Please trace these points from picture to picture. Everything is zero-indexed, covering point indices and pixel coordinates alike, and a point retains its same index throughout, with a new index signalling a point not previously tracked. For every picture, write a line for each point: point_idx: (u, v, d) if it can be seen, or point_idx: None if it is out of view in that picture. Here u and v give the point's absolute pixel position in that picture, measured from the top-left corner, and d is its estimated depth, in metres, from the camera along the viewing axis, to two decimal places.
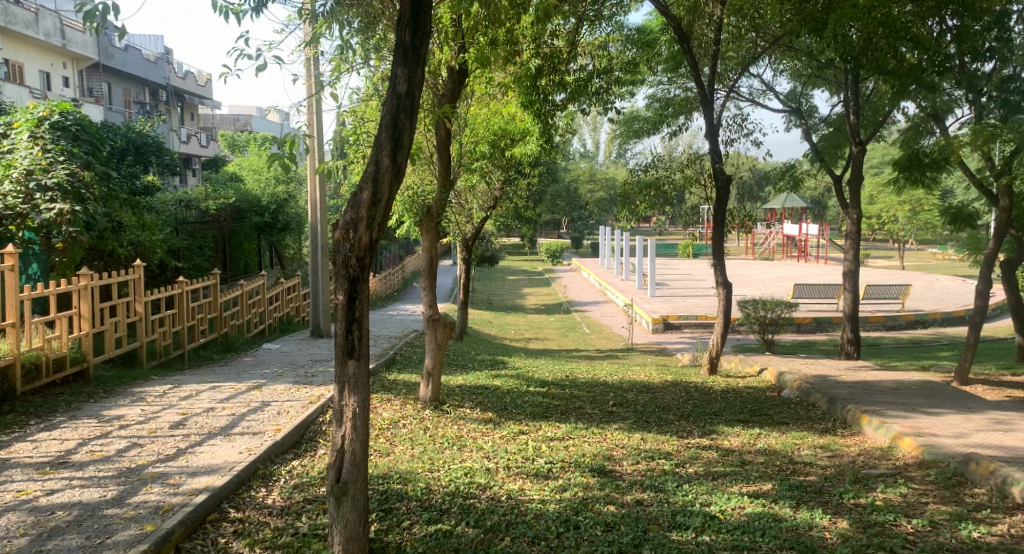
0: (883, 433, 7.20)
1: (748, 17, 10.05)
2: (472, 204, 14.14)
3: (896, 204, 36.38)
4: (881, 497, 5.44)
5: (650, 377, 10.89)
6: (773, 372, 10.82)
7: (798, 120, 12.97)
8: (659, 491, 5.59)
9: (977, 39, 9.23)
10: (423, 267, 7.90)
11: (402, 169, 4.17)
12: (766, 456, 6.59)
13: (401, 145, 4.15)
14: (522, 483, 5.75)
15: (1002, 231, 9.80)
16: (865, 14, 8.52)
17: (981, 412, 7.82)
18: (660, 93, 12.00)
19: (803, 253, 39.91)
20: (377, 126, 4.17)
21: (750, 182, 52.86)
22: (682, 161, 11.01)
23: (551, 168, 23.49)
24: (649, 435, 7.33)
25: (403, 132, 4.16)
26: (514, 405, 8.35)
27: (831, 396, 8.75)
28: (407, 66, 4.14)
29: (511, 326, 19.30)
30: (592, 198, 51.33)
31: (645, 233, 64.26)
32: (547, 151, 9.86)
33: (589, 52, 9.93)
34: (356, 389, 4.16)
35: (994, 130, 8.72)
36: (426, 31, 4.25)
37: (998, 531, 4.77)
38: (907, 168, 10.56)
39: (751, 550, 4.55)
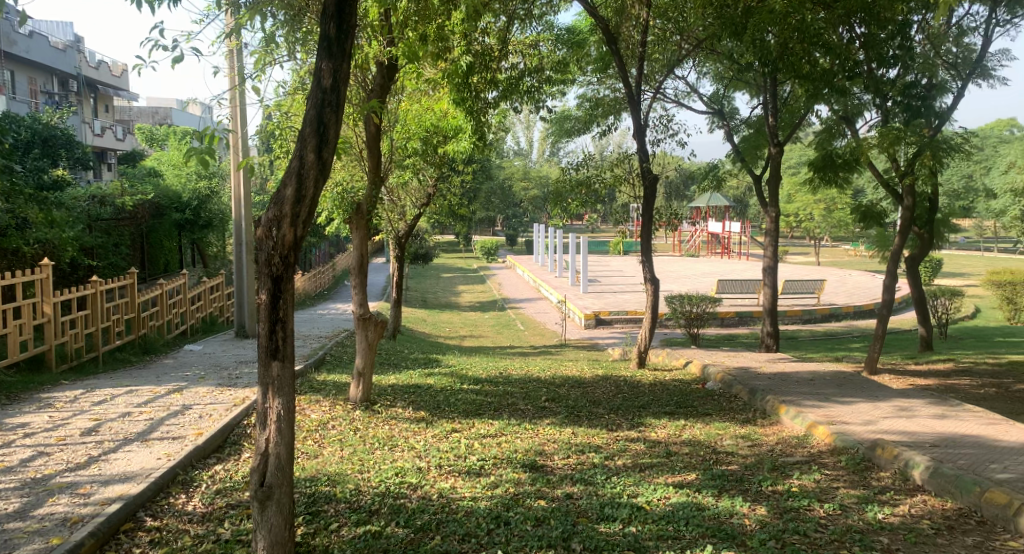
0: (799, 422, 7.55)
1: (672, 20, 10.49)
2: (404, 202, 14.07)
3: (811, 203, 37.99)
4: (797, 484, 5.72)
5: (581, 373, 11.10)
6: (698, 364, 11.18)
7: (720, 121, 13.44)
8: (589, 484, 5.75)
9: (884, 47, 9.61)
10: (352, 266, 7.84)
11: (326, 165, 4.18)
12: (690, 447, 6.83)
13: (327, 140, 4.16)
14: (454, 480, 5.83)
15: (906, 228, 10.39)
16: (781, 20, 8.85)
17: (887, 400, 8.30)
18: (589, 93, 12.19)
19: (727, 250, 41.22)
20: (301, 121, 4.16)
21: (676, 181, 54.27)
22: (612, 160, 11.26)
23: (484, 166, 23.62)
24: (579, 429, 7.49)
25: (328, 127, 4.16)
26: (447, 403, 8.39)
27: (752, 387, 9.11)
28: (332, 60, 4.14)
29: (444, 324, 19.34)
30: (525, 194, 51.81)
31: (576, 231, 65.19)
32: (480, 149, 9.95)
33: (519, 50, 9.88)
34: (281, 391, 4.14)
35: (898, 133, 9.23)
36: (351, 24, 4.26)
37: (901, 512, 5.09)
38: (822, 168, 11.06)
39: (675, 539, 4.74)
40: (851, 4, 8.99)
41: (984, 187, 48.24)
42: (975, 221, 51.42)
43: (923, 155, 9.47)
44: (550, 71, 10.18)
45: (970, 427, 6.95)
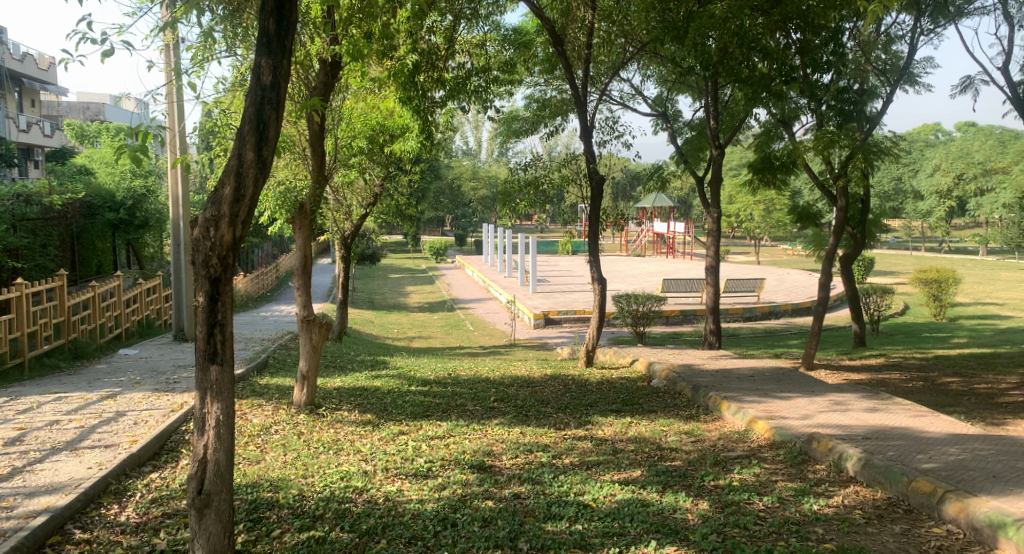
0: (741, 417, 7.74)
1: (617, 24, 10.60)
2: (349, 202, 13.91)
3: (751, 203, 38.95)
4: (738, 478, 5.87)
5: (529, 372, 11.16)
6: (644, 362, 11.36)
7: (664, 124, 13.69)
8: (536, 483, 5.79)
9: (818, 52, 9.91)
10: (296, 267, 7.72)
11: (267, 163, 4.13)
12: (635, 444, 6.95)
13: (267, 138, 4.11)
14: (400, 483, 5.82)
15: (840, 229, 10.74)
16: (720, 24, 9.03)
17: (823, 395, 8.58)
18: (537, 94, 12.24)
19: (672, 250, 41.94)
20: (240, 118, 4.10)
21: (622, 182, 54.95)
22: (560, 160, 11.28)
23: (432, 165, 23.53)
24: (527, 429, 7.54)
25: (269, 125, 4.11)
26: (394, 405, 8.35)
27: (695, 384, 9.30)
28: (272, 56, 4.09)
29: (393, 325, 19.21)
30: (474, 194, 51.77)
31: (525, 232, 65.46)
32: (427, 148, 9.92)
33: (466, 50, 9.89)
34: (220, 396, 4.08)
35: (832, 137, 9.53)
36: (292, 20, 4.21)
37: (835, 503, 5.27)
38: (761, 170, 11.34)
39: (620, 535, 4.82)
40: (786, 10, 9.20)
41: (913, 188, 50.19)
42: (905, 221, 53.48)
43: (855, 158, 9.82)
44: (497, 72, 10.19)
45: (899, 419, 7.23)
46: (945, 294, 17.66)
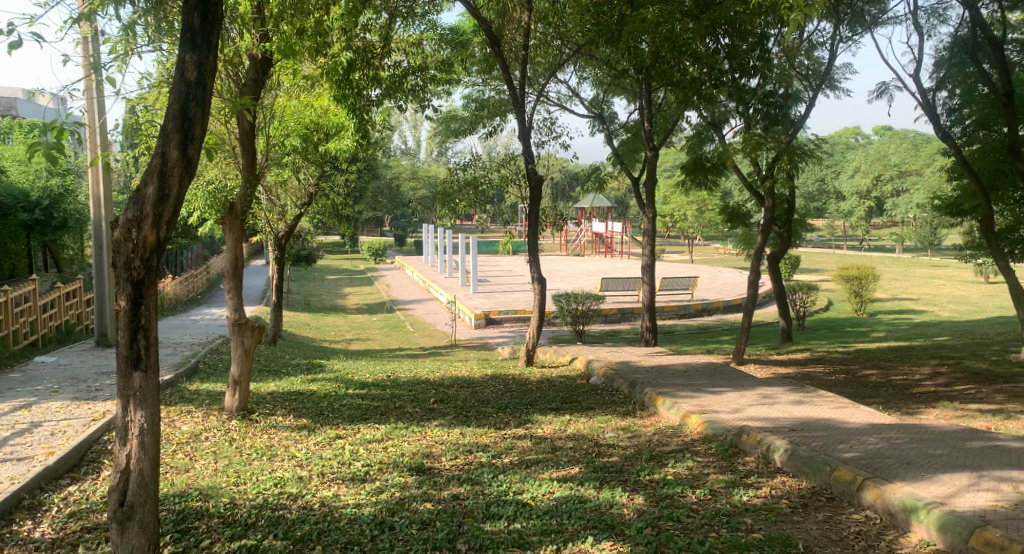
0: (675, 412, 7.92)
1: (553, 25, 10.69)
2: (283, 201, 13.62)
3: (685, 203, 39.83)
4: (671, 472, 6.02)
5: (469, 372, 11.17)
6: (583, 360, 11.51)
7: (600, 125, 13.89)
8: (475, 484, 5.82)
9: (746, 57, 10.16)
10: (226, 269, 7.53)
11: (192, 162, 4.05)
12: (574, 441, 7.05)
13: (192, 137, 4.02)
14: (337, 488, 5.76)
15: (767, 228, 11.09)
16: (652, 28, 9.20)
17: (753, 388, 8.86)
18: (475, 94, 12.24)
19: (610, 249, 42.50)
20: (163, 115, 4.00)
21: (561, 182, 55.48)
22: (498, 161, 11.33)
23: (369, 165, 23.30)
24: (467, 429, 7.57)
25: (194, 123, 4.03)
26: (331, 409, 8.25)
27: (632, 381, 9.47)
28: (196, 52, 4.01)
29: (330, 327, 18.96)
30: (413, 194, 51.53)
31: (465, 232, 65.41)
32: (363, 147, 9.81)
33: (403, 49, 9.80)
34: (143, 403, 3.98)
35: (760, 139, 9.81)
36: (217, 15, 4.13)
37: (763, 493, 5.45)
38: (693, 172, 11.57)
39: (558, 532, 4.89)
40: (715, 16, 9.42)
41: (836, 190, 52.19)
42: (829, 222, 55.58)
43: (781, 160, 10.15)
44: (434, 71, 10.15)
45: (823, 411, 7.52)
46: (865, 291, 18.42)
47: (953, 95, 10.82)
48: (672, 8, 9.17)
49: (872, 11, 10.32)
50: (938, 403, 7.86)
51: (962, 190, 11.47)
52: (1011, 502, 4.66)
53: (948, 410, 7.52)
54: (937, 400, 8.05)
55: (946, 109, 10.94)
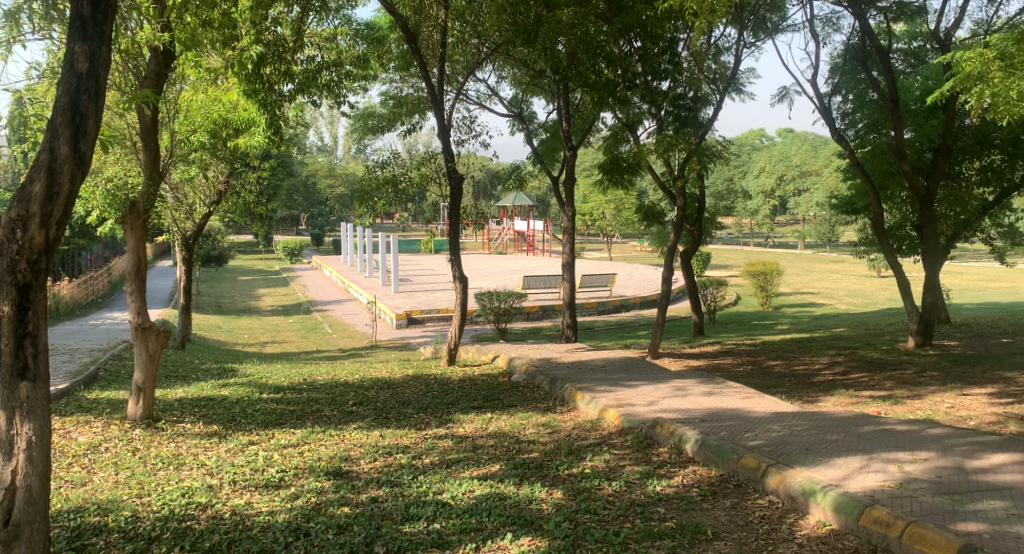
0: (593, 407, 8.07)
1: (470, 23, 10.67)
2: (191, 200, 13.13)
3: (603, 203, 40.65)
4: (589, 465, 6.14)
5: (390, 373, 11.09)
6: (504, 358, 11.59)
7: (520, 124, 14.00)
8: (394, 486, 5.79)
9: (656, 60, 10.42)
10: (127, 271, 7.21)
11: (84, 157, 3.88)
12: (495, 439, 7.10)
13: (84, 131, 3.86)
14: (249, 496, 5.63)
15: (679, 227, 11.43)
16: (567, 30, 9.34)
17: (667, 381, 9.13)
18: (393, 91, 12.09)
19: (532, 247, 42.87)
20: (51, 108, 3.82)
21: (481, 181, 55.64)
22: (418, 160, 11.28)
23: (284, 162, 22.77)
24: (387, 431, 7.52)
25: (86, 116, 3.87)
26: (244, 415, 8.04)
27: (552, 377, 9.60)
28: (87, 42, 3.86)
29: (243, 330, 18.44)
30: (330, 193, 50.57)
31: (386, 231, 64.73)
32: (275, 144, 9.59)
33: (316, 43, 9.58)
34: (32, 415, 3.80)
35: (671, 140, 10.08)
36: (110, 5, 3.98)
37: (675, 483, 5.63)
38: (610, 171, 11.79)
39: (477, 530, 4.93)
40: (628, 19, 9.63)
41: (743, 189, 54.17)
42: (737, 220, 57.70)
43: (692, 160, 10.46)
44: (350, 67, 9.99)
45: (731, 402, 7.80)
46: (770, 285, 19.22)
47: (847, 100, 11.39)
48: (586, 11, 9.35)
49: (774, 18, 10.83)
50: (836, 391, 8.30)
51: (856, 189, 12.13)
52: (898, 481, 4.97)
53: (844, 397, 7.94)
54: (834, 388, 8.49)
55: (841, 113, 11.55)
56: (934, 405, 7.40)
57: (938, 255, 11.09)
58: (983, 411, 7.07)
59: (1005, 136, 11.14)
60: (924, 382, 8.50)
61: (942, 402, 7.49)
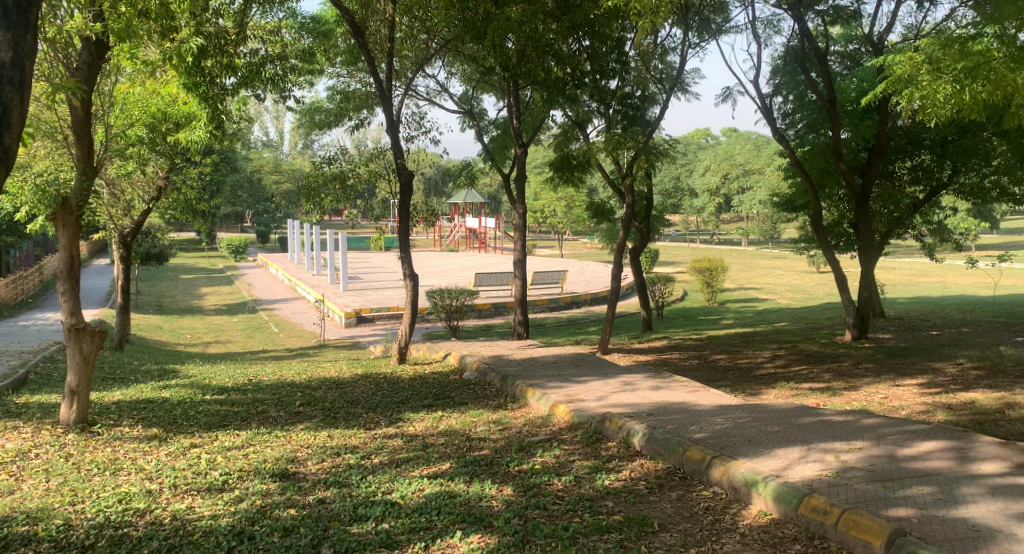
0: (544, 403, 8.10)
1: (418, 18, 10.51)
2: (129, 196, 12.74)
3: (554, 200, 40.95)
4: (539, 461, 6.16)
5: (339, 373, 10.96)
6: (456, 355, 11.57)
7: (470, 121, 13.96)
8: (342, 487, 5.73)
9: (604, 59, 10.50)
10: (60, 271, 6.98)
11: (8, 152, 3.70)
12: (445, 437, 7.07)
13: (8, 123, 3.67)
14: (191, 500, 5.51)
15: (628, 224, 11.54)
16: (516, 27, 9.37)
17: (616, 376, 9.23)
18: (340, 85, 11.91)
19: (483, 245, 42.90)
20: None
21: (432, 178, 55.46)
22: (366, 156, 11.13)
23: (228, 157, 22.25)
24: (335, 431, 7.43)
25: (10, 108, 3.69)
26: (186, 417, 7.86)
27: (503, 374, 9.61)
28: (10, 30, 3.72)
29: (185, 330, 18.00)
30: (276, 189, 49.58)
31: (335, 229, 63.95)
32: (218, 139, 9.38)
33: (259, 36, 9.39)
34: None
35: (620, 138, 10.18)
36: None
37: (623, 476, 5.69)
38: (561, 169, 11.85)
39: (426, 530, 4.91)
40: (576, 18, 9.66)
41: (689, 187, 55.04)
42: (684, 218, 58.65)
43: (640, 159, 10.59)
44: (296, 60, 9.82)
45: (678, 395, 7.93)
46: (716, 282, 19.60)
47: (787, 101, 11.66)
48: (535, 8, 9.41)
49: (717, 19, 11.01)
50: (777, 384, 8.51)
51: (798, 188, 12.45)
52: (835, 470, 5.12)
53: (785, 390, 8.14)
54: (776, 380, 8.71)
55: (782, 114, 11.83)
56: (869, 396, 7.64)
57: (873, 252, 11.47)
58: (914, 401, 7.34)
59: (934, 137, 11.59)
60: (860, 374, 8.77)
61: (877, 393, 7.74)
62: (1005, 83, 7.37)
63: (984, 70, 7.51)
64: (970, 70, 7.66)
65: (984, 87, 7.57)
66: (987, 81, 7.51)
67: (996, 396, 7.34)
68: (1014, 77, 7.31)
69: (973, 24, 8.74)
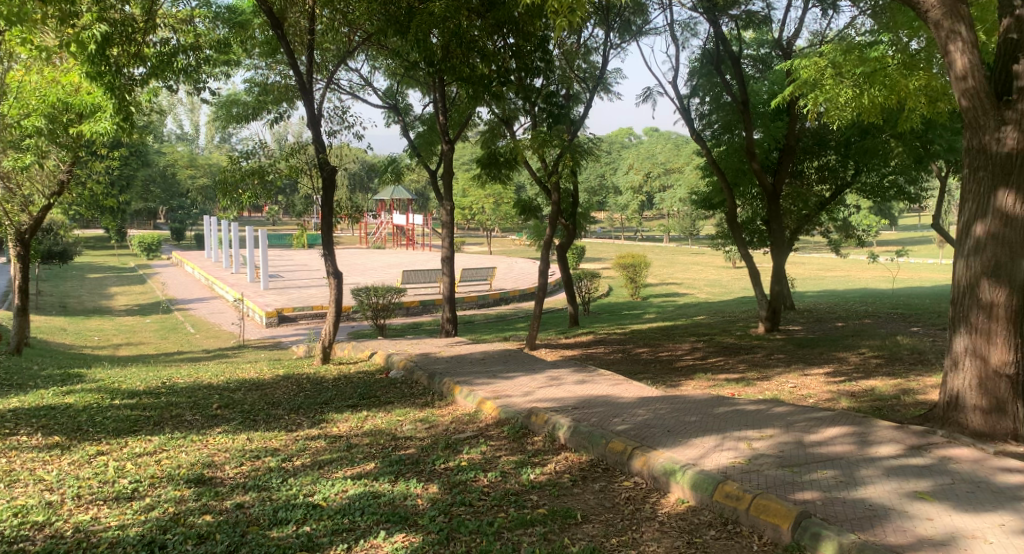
0: (471, 400, 8.08)
1: (339, 11, 10.30)
2: (28, 190, 12.03)
3: (482, 197, 41.11)
4: (466, 458, 6.14)
5: (260, 374, 10.68)
6: (382, 354, 11.42)
7: (396, 116, 13.81)
8: (262, 490, 5.58)
9: (530, 57, 10.46)
10: None
11: None
12: (370, 437, 6.97)
13: None
14: (97, 510, 5.27)
15: (554, 221, 11.62)
16: (440, 22, 9.34)
17: (543, 371, 9.29)
18: (258, 78, 11.58)
19: (411, 242, 42.60)
20: None
21: (358, 174, 54.81)
22: (287, 150, 10.86)
23: (138, 151, 21.31)
24: (255, 434, 7.23)
25: None
26: (93, 424, 7.50)
27: (430, 372, 9.53)
28: None
29: (92, 332, 17.17)
30: (191, 183, 47.82)
31: (257, 225, 62.39)
32: (125, 131, 8.99)
33: (170, 25, 9.06)
34: None
35: (546, 136, 10.26)
36: None
37: (548, 470, 5.72)
38: (488, 166, 11.84)
39: (349, 531, 4.83)
40: (500, 15, 9.68)
41: (614, 185, 56.10)
42: (609, 215, 59.67)
43: (565, 157, 10.68)
44: (210, 51, 9.51)
45: (601, 389, 8.04)
46: (640, 277, 19.99)
47: (704, 102, 11.93)
48: (458, 4, 9.39)
49: (637, 21, 11.17)
50: (696, 375, 8.72)
51: (715, 186, 12.81)
52: (747, 457, 5.29)
53: (702, 381, 8.36)
54: (695, 372, 8.94)
55: (699, 114, 12.12)
56: (780, 385, 7.92)
57: (786, 247, 11.91)
58: (821, 389, 7.65)
59: (839, 138, 12.01)
60: (772, 364, 9.08)
61: (787, 382, 8.03)
62: (898, 88, 8.11)
63: (881, 75, 8.17)
64: (868, 75, 8.27)
65: (881, 91, 8.24)
66: (884, 86, 8.18)
67: (894, 383, 7.73)
68: (906, 82, 8.06)
69: (872, 31, 9.17)
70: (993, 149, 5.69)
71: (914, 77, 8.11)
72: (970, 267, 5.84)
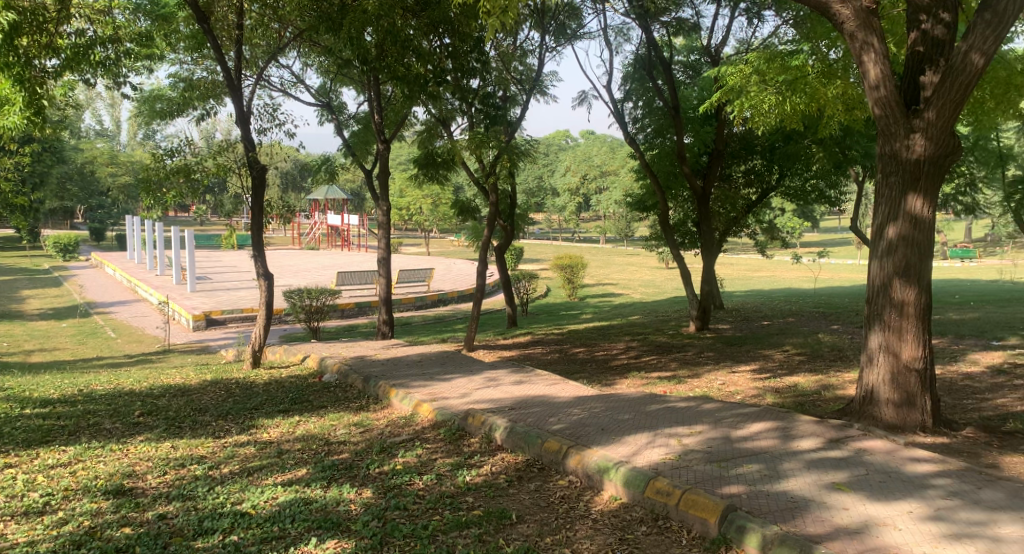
0: (407, 402, 7.96)
1: (268, 6, 10.05)
2: None
3: (421, 198, 40.92)
4: (401, 461, 6.04)
5: (185, 379, 10.31)
6: (315, 358, 11.16)
7: (329, 115, 13.56)
8: (187, 500, 5.37)
9: (466, 58, 10.35)
10: None
11: None
12: (302, 442, 6.80)
13: None
14: (4, 526, 4.97)
15: (492, 222, 11.55)
16: (373, 20, 9.22)
17: (479, 373, 9.23)
18: (184, 73, 11.20)
19: (347, 242, 42.00)
20: None
21: (292, 174, 53.86)
22: (214, 149, 10.55)
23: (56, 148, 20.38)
24: (180, 442, 6.97)
25: None
26: (2, 435, 7.09)
27: (365, 376, 9.37)
28: None
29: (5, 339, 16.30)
30: (113, 181, 45.99)
31: (185, 226, 60.52)
32: (38, 127, 8.56)
33: (87, 15, 8.69)
34: None
35: (483, 137, 10.23)
36: None
37: (484, 471, 5.67)
38: (424, 166, 11.73)
39: (279, 539, 4.68)
40: (434, 14, 9.61)
41: (551, 186, 56.64)
42: (547, 216, 60.13)
43: (502, 159, 10.62)
44: (131, 44, 9.17)
45: (537, 389, 8.03)
46: (577, 278, 20.14)
47: (637, 107, 12.09)
48: (392, 3, 9.28)
49: (573, 25, 11.25)
50: (630, 374, 8.80)
51: (649, 189, 12.98)
52: (678, 453, 5.35)
53: (636, 380, 8.44)
54: (629, 371, 9.02)
55: (632, 118, 12.27)
56: (710, 382, 8.06)
57: (715, 248, 12.13)
58: (749, 386, 7.82)
59: (765, 143, 12.35)
60: (703, 362, 9.24)
61: (717, 380, 8.18)
62: (818, 96, 8.35)
63: (802, 83, 8.39)
64: (789, 83, 8.48)
65: (802, 99, 8.45)
66: (804, 93, 8.41)
67: (817, 378, 7.96)
68: (825, 90, 8.31)
69: (794, 40, 9.43)
70: (903, 156, 5.88)
71: (833, 85, 8.35)
72: (884, 268, 6.04)
